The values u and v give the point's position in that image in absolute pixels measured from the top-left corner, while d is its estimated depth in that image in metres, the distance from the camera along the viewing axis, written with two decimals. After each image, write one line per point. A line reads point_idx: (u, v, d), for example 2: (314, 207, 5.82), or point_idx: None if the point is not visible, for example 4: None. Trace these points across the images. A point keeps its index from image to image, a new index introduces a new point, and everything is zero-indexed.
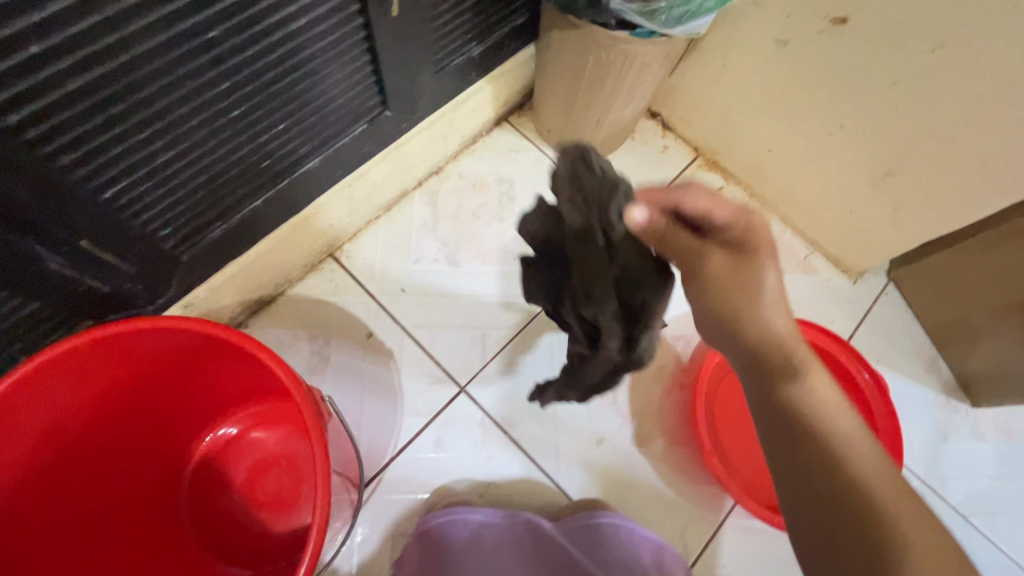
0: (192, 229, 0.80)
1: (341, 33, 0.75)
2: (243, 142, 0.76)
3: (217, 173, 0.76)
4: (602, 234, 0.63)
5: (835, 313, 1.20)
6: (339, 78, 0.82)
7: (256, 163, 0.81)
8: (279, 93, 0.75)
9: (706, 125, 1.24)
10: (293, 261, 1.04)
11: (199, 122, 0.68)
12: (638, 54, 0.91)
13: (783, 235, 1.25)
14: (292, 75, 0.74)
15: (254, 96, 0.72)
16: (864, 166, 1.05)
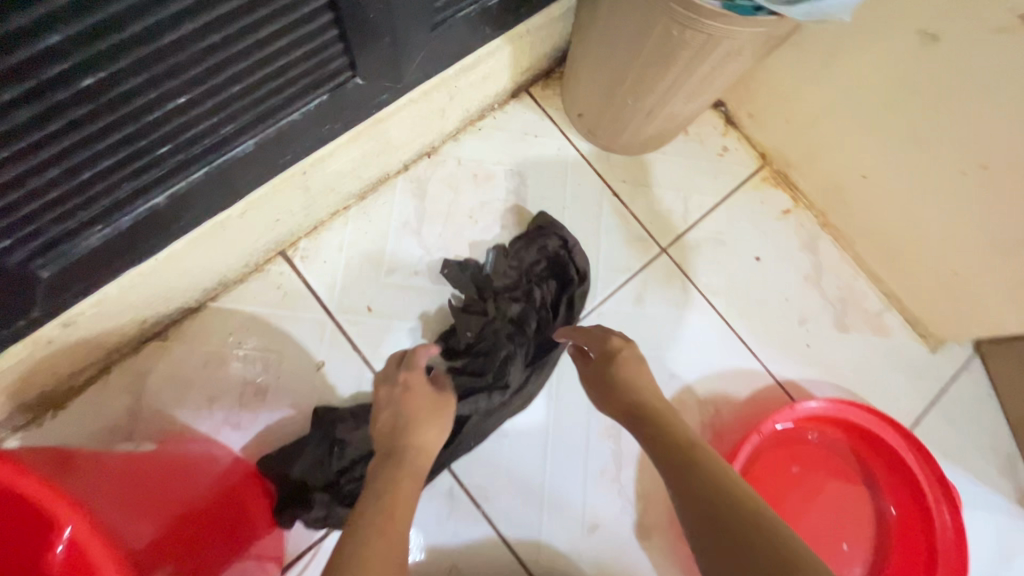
0: (43, 236, 0.55)
1: None
2: (111, 122, 0.49)
3: (76, 164, 0.51)
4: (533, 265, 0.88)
5: (903, 389, 0.96)
6: (276, 28, 0.53)
7: (141, 148, 0.54)
8: (168, 54, 0.47)
9: (786, 129, 0.95)
10: (227, 263, 0.80)
11: (15, 98, 0.42)
12: (729, 39, 0.62)
13: (855, 281, 0.99)
14: (192, 26, 0.46)
15: (118, 58, 0.44)
16: (997, 223, 0.78)
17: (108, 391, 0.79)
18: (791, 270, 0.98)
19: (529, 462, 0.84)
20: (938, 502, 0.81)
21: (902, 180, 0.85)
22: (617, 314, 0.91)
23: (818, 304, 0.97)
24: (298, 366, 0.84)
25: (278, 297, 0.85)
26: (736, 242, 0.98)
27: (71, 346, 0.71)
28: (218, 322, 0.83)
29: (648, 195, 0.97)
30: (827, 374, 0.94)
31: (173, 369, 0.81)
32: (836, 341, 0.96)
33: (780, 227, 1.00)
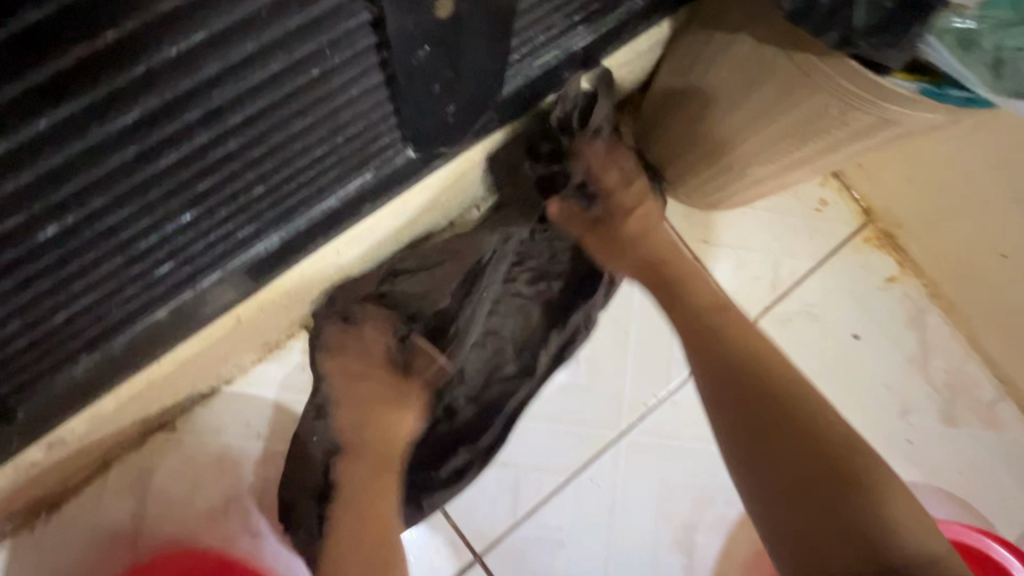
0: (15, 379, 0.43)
1: (299, 53, 0.34)
2: (94, 257, 0.38)
3: (52, 306, 0.39)
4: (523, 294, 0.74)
5: (1016, 496, 0.83)
6: (311, 125, 0.40)
7: (137, 275, 0.42)
8: (167, 173, 0.36)
9: (904, 188, 0.80)
10: (247, 347, 0.68)
11: None
12: (906, 124, 0.47)
13: (965, 364, 0.85)
14: (198, 137, 0.35)
15: (97, 189, 0.34)
16: None
17: (110, 490, 0.68)
18: (892, 350, 0.85)
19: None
20: None
21: None
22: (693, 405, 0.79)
23: (922, 393, 0.84)
24: None
25: (303, 380, 0.73)
26: (829, 315, 0.84)
27: (67, 456, 0.60)
28: (233, 409, 0.72)
29: (731, 259, 0.83)
30: (927, 475, 0.82)
31: (184, 464, 0.70)
32: (939, 435, 0.83)
33: (882, 298, 0.86)
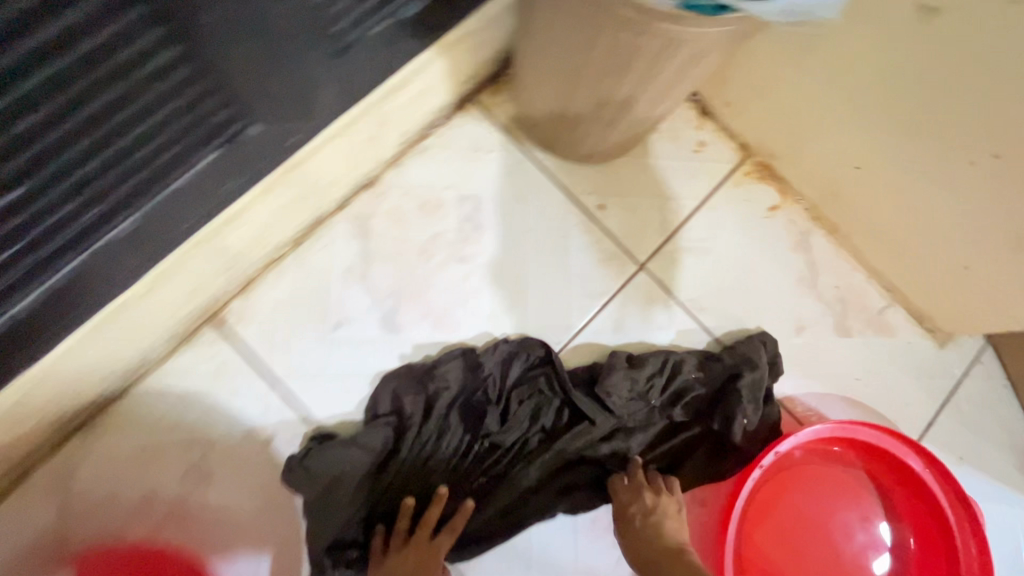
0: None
1: (115, 73, 0.43)
2: None
3: None
4: (418, 433, 0.76)
5: (912, 393, 0.88)
6: (135, 123, 0.48)
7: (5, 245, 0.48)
8: (25, 193, 0.46)
9: (765, 118, 0.85)
10: (145, 340, 0.70)
11: None
12: (687, 41, 0.53)
13: (853, 278, 0.90)
14: (24, 157, 0.43)
15: None
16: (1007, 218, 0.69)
17: (30, 500, 0.70)
18: (782, 273, 0.89)
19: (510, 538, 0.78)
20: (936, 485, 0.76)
21: (895, 173, 0.76)
22: (583, 357, 0.84)
23: (815, 309, 0.89)
24: (244, 442, 0.75)
25: (212, 369, 0.76)
26: (719, 248, 0.89)
27: None
28: (147, 406, 0.74)
29: (621, 205, 0.88)
30: (827, 383, 0.87)
31: (104, 464, 0.72)
32: (836, 347, 0.88)
33: (768, 226, 0.90)
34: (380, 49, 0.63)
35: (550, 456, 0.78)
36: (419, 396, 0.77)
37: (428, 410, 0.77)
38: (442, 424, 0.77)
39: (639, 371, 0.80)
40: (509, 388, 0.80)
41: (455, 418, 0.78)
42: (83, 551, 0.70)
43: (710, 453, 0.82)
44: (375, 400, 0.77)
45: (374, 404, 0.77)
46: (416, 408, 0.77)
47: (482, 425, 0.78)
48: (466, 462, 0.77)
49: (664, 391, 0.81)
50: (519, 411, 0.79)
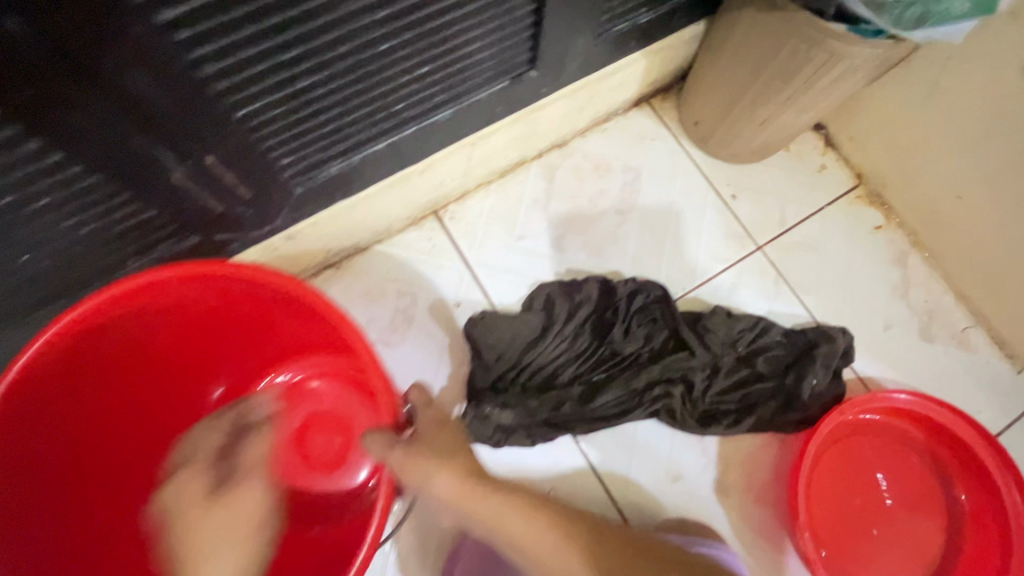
0: (294, 168, 0.74)
1: (503, 9, 0.70)
2: (379, 106, 0.73)
3: (345, 120, 0.71)
4: (559, 326, 0.97)
5: (986, 404, 1.01)
6: (489, 45, 0.75)
7: (371, 98, 0.71)
8: (423, 75, 0.73)
9: (884, 151, 1.05)
10: (397, 211, 0.99)
11: (332, 103, 0.67)
12: (851, 57, 0.75)
13: (942, 297, 1.06)
14: (440, 50, 0.70)
15: (383, 87, 0.70)
16: None
17: None
18: (878, 279, 1.06)
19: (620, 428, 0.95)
20: (1005, 482, 0.87)
21: (995, 203, 0.93)
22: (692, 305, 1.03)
23: (904, 314, 1.04)
24: (439, 302, 1.00)
25: (428, 246, 1.03)
26: (826, 249, 1.08)
27: (284, 258, 0.92)
28: (380, 261, 1.02)
29: (750, 199, 1.10)
30: (906, 377, 1.01)
31: (343, 293, 1.00)
32: (919, 349, 1.03)
33: (871, 240, 1.09)
34: (616, 42, 0.91)
35: (656, 371, 0.95)
36: (567, 300, 0.99)
37: (570, 311, 0.98)
38: (578, 325, 0.98)
39: (736, 321, 0.98)
40: (634, 311, 0.99)
41: (588, 323, 0.98)
42: None
43: (780, 405, 0.94)
44: (533, 296, 1.00)
45: (531, 299, 0.99)
46: (561, 307, 0.98)
47: (608, 333, 0.97)
48: (588, 359, 0.96)
49: (751, 343, 0.97)
50: (639, 330, 0.98)
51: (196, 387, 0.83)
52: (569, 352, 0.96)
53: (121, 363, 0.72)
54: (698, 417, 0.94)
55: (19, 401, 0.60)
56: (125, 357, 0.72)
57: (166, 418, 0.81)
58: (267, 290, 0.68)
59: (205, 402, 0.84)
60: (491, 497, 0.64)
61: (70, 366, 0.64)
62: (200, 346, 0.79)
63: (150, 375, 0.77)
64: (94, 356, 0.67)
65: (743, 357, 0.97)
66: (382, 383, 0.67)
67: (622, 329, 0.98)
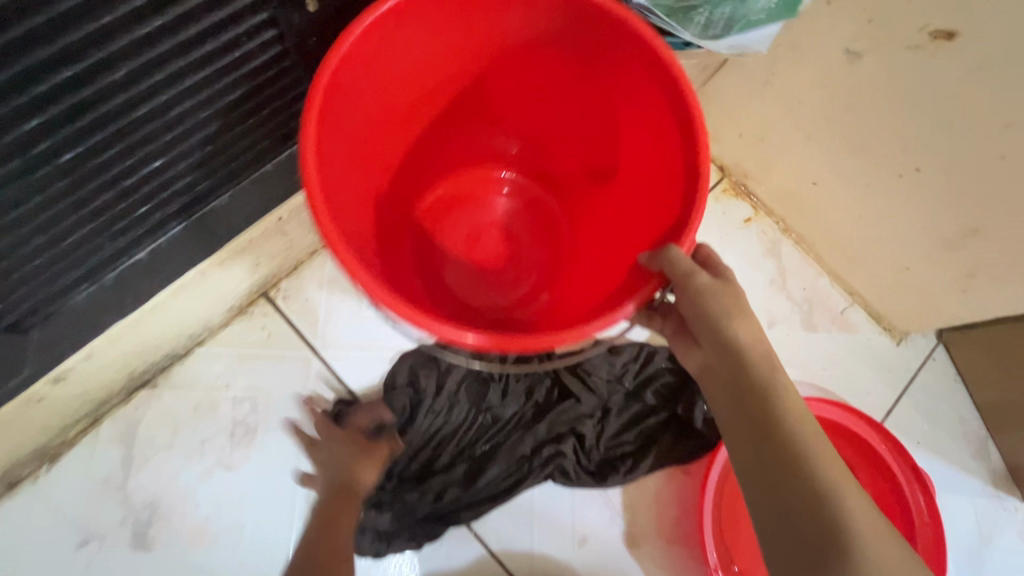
0: (13, 313, 0.59)
1: (239, 78, 0.56)
2: (110, 217, 0.58)
3: (65, 243, 0.57)
4: (428, 401, 0.85)
5: (873, 383, 1.00)
6: (246, 119, 0.61)
7: (89, 217, 0.56)
8: (160, 171, 0.58)
9: (739, 142, 1.00)
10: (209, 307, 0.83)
11: (27, 233, 0.53)
12: None
13: (818, 281, 1.03)
14: (166, 138, 0.56)
15: (101, 196, 0.55)
16: (939, 222, 0.82)
17: (98, 443, 0.80)
18: (755, 275, 1.03)
19: (516, 502, 0.86)
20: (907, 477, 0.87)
21: (845, 186, 0.90)
22: None
23: (785, 307, 1.02)
24: (286, 403, 0.86)
25: (263, 337, 0.87)
26: None
27: (64, 400, 0.75)
28: (206, 368, 0.84)
29: None
30: (795, 373, 0.99)
31: (163, 416, 0.82)
32: (803, 340, 1.00)
33: (742, 235, 1.05)
34: None
35: (543, 428, 0.86)
36: (436, 371, 0.86)
37: (436, 382, 0.86)
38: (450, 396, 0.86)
39: (620, 354, 0.90)
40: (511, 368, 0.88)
41: (460, 390, 0.86)
42: (138, 496, 0.80)
43: (676, 437, 0.88)
44: (394, 369, 0.87)
45: (393, 377, 0.87)
46: (426, 381, 0.86)
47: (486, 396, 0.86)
48: (465, 432, 0.85)
49: (639, 375, 0.90)
50: (519, 386, 0.87)
51: (492, 130, 0.84)
52: (442, 432, 0.85)
53: (426, 94, 0.73)
54: (594, 469, 0.87)
55: (342, 69, 0.58)
56: (430, 87, 0.72)
57: (442, 136, 0.82)
58: (607, 66, 0.66)
59: (492, 212, 0.89)
60: (771, 360, 0.59)
61: (371, 59, 0.62)
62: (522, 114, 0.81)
63: (462, 102, 0.78)
64: (418, 73, 0.68)
65: (632, 392, 0.89)
66: (696, 212, 0.59)
67: (500, 392, 0.87)
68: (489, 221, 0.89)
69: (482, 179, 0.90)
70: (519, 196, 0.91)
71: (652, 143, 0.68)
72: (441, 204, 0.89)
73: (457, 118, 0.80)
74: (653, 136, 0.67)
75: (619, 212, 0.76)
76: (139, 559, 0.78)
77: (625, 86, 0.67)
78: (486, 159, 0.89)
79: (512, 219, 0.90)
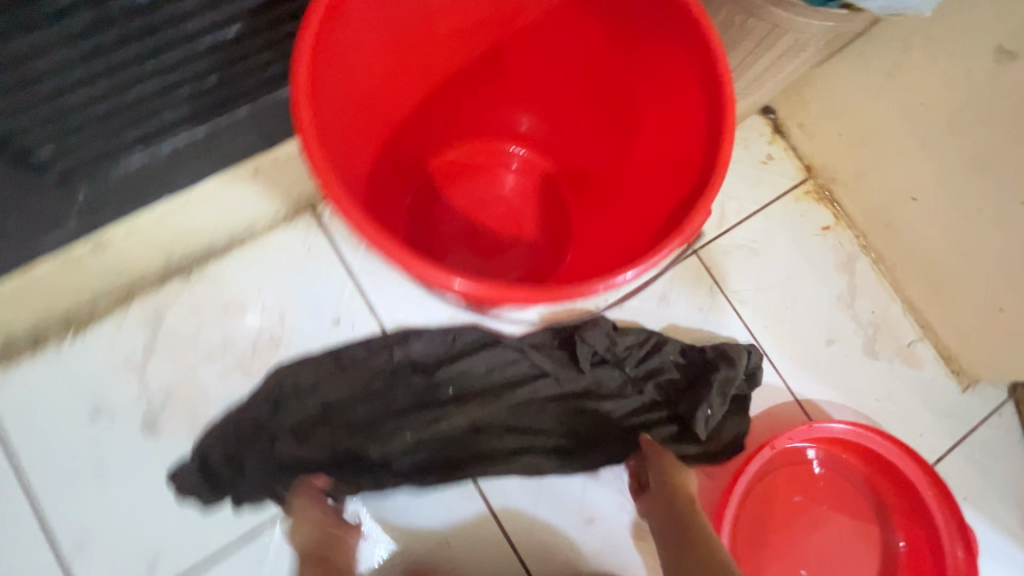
0: (67, 162, 0.57)
1: None
2: (176, 79, 0.55)
3: (126, 96, 0.54)
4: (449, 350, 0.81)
5: (928, 425, 0.92)
6: None
7: (153, 72, 0.53)
8: (234, 40, 0.55)
9: (837, 142, 0.92)
10: (254, 207, 0.80)
11: (90, 72, 0.50)
12: (796, 30, 0.60)
13: (889, 307, 0.95)
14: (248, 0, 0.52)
15: (171, 51, 0.53)
16: None
17: (124, 322, 0.79)
18: (822, 288, 0.95)
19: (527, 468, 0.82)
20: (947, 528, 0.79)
21: (951, 206, 0.82)
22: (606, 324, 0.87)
23: (848, 327, 0.94)
24: (313, 321, 0.83)
25: (301, 250, 0.84)
26: (768, 252, 0.95)
27: (100, 268, 0.74)
28: (240, 268, 0.82)
29: None
30: (845, 398, 0.92)
31: (191, 309, 0.81)
32: (861, 366, 0.93)
33: (816, 242, 0.96)
34: None
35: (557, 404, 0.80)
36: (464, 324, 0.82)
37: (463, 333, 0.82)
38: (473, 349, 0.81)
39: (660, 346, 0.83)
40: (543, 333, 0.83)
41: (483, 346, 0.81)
42: (154, 381, 0.79)
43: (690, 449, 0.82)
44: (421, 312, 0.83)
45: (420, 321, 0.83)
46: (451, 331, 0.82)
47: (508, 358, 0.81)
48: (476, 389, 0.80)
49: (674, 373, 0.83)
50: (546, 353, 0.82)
51: (511, 99, 0.78)
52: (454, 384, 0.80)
53: (450, 41, 0.68)
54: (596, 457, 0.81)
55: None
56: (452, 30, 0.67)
57: (461, 93, 0.76)
58: (644, 32, 0.61)
59: (496, 188, 0.82)
60: None
61: None
62: (546, 85, 0.75)
63: (485, 59, 0.72)
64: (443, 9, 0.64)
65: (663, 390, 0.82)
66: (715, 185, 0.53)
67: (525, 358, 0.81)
68: (491, 198, 0.82)
69: (491, 154, 0.83)
70: (529, 177, 0.83)
71: (681, 129, 0.61)
72: (447, 174, 0.82)
73: (478, 77, 0.74)
74: (685, 122, 0.60)
75: (631, 204, 0.68)
76: (144, 443, 0.77)
77: (659, 66, 0.61)
78: (500, 131, 0.82)
79: (517, 200, 0.83)
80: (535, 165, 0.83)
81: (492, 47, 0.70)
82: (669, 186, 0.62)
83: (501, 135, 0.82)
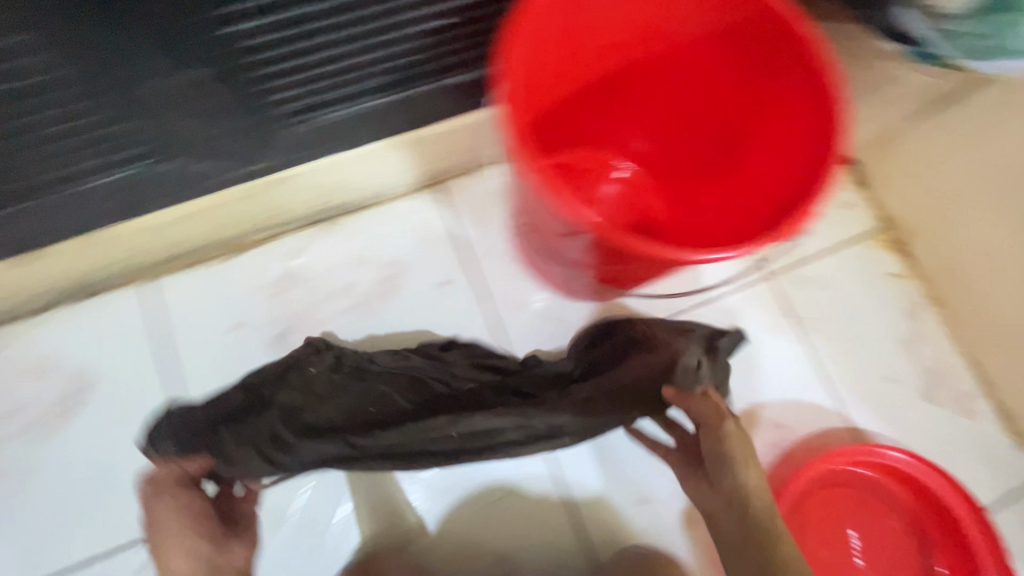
0: (286, 107, 0.71)
1: None
2: (387, 57, 0.70)
3: (348, 65, 0.69)
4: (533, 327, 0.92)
5: (978, 476, 0.95)
6: None
7: (374, 48, 0.68)
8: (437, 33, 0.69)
9: (916, 197, 0.99)
10: (396, 175, 0.94)
11: (333, 42, 0.65)
12: None
13: (951, 358, 1.00)
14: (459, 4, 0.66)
15: (392, 34, 0.67)
16: None
17: (272, 254, 0.93)
18: (886, 330, 1.01)
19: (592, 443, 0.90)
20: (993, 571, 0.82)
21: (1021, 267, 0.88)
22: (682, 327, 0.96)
23: (908, 370, 0.99)
24: (425, 280, 0.95)
25: (424, 219, 0.97)
26: (839, 288, 1.02)
27: (269, 204, 0.88)
28: (373, 225, 0.96)
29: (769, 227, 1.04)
30: (898, 435, 0.96)
31: (327, 253, 0.94)
32: (917, 408, 0.98)
33: (885, 287, 1.03)
34: None
35: None
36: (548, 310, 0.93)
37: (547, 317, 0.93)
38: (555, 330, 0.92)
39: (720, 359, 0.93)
40: None
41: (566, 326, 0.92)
42: (288, 308, 0.92)
43: None
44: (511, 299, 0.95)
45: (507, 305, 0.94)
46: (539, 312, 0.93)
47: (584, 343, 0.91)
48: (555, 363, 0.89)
49: None
50: None
51: (629, 118, 0.89)
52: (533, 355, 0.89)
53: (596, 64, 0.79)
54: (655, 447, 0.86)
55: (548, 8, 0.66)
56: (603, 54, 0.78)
57: (589, 107, 0.87)
58: (770, 74, 0.71)
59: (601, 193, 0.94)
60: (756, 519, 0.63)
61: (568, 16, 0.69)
62: (664, 110, 0.86)
63: (618, 81, 0.83)
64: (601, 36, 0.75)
65: None
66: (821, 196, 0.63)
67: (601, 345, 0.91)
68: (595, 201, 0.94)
69: (598, 163, 0.95)
70: (632, 186, 0.95)
71: (789, 156, 0.72)
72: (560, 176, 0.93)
73: (607, 96, 0.86)
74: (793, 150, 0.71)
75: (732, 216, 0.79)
76: (270, 358, 0.90)
77: (778, 101, 0.72)
78: (611, 144, 0.93)
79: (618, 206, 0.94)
80: (637, 177, 0.95)
81: (628, 72, 0.82)
82: (770, 201, 0.72)
83: (611, 148, 0.94)
